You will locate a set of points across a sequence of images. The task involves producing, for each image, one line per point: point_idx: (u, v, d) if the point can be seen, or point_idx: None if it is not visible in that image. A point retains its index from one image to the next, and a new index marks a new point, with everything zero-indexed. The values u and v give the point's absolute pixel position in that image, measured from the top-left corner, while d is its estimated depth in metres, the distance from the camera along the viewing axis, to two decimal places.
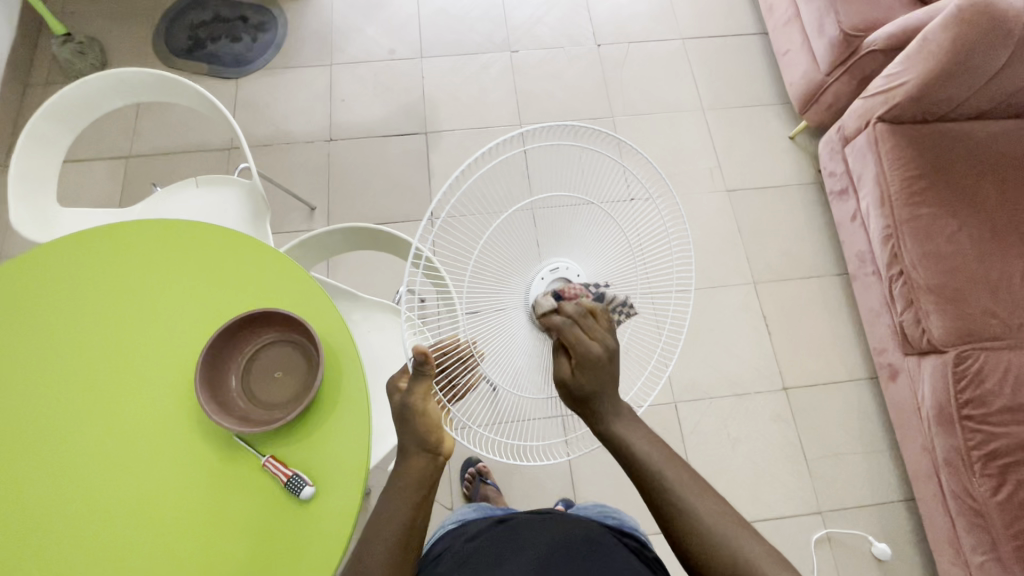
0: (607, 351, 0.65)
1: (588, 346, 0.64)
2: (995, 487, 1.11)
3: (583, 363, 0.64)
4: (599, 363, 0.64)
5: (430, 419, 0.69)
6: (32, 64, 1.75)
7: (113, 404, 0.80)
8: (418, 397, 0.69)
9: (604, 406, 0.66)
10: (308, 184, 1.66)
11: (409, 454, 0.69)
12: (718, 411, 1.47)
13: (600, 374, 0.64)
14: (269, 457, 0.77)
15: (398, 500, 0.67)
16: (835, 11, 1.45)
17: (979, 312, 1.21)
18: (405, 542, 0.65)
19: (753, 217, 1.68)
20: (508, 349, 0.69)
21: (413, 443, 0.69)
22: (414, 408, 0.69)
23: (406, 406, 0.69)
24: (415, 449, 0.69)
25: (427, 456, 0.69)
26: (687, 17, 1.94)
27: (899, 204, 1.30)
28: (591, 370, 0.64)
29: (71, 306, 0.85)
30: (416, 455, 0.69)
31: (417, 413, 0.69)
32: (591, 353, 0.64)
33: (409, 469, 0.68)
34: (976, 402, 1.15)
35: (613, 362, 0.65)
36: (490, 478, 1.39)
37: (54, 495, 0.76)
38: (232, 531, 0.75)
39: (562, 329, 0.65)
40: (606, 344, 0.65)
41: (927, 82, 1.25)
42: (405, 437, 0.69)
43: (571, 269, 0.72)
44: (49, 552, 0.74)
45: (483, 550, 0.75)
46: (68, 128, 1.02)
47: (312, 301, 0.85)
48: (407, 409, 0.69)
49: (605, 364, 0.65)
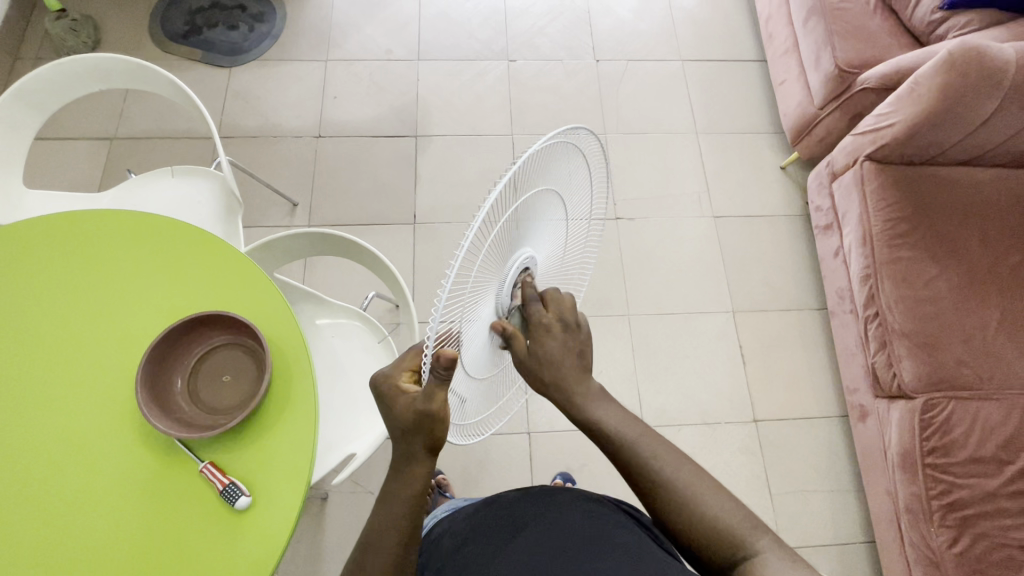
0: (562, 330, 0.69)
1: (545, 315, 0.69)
2: (952, 539, 1.10)
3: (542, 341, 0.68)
4: (551, 332, 0.68)
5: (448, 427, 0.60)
6: (24, 37, 1.74)
7: (46, 409, 0.77)
8: (439, 405, 0.58)
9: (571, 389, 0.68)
10: (291, 180, 1.65)
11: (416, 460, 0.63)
12: (687, 438, 1.45)
13: (556, 346, 0.68)
14: (207, 463, 0.74)
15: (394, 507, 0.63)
16: (831, 46, 1.45)
17: (951, 360, 1.20)
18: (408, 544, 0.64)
19: (738, 245, 1.67)
20: (476, 356, 0.66)
21: (423, 447, 0.62)
22: (435, 418, 0.59)
23: (422, 414, 0.59)
24: (422, 452, 0.62)
25: (431, 458, 0.64)
26: (689, 39, 1.94)
27: (881, 244, 1.29)
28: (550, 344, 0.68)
29: (22, 293, 0.83)
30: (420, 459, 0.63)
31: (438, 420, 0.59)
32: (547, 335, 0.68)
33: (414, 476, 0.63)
34: (941, 451, 1.14)
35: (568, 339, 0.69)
36: (448, 491, 1.37)
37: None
38: (164, 536, 0.72)
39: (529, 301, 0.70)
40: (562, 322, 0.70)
41: (916, 125, 1.24)
42: (411, 443, 0.62)
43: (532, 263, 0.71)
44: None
45: (482, 539, 0.70)
46: (38, 110, 1.01)
47: (267, 306, 0.83)
48: (424, 418, 0.59)
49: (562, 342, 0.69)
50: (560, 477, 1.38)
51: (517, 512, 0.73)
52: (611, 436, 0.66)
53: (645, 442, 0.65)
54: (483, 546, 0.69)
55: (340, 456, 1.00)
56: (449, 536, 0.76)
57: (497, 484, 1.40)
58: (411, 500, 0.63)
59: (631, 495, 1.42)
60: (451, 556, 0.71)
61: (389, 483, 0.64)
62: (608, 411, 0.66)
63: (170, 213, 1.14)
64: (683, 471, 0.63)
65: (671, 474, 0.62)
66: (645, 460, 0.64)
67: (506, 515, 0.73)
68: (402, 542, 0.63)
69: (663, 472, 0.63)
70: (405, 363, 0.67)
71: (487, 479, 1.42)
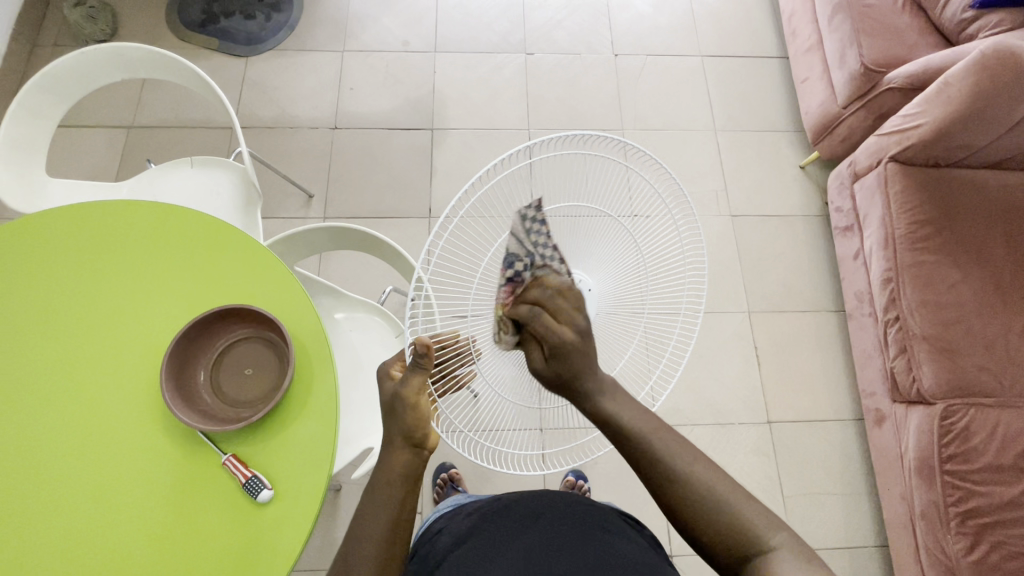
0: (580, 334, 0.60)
1: (560, 335, 0.59)
2: (969, 547, 1.09)
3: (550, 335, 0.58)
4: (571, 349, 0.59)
5: (419, 415, 0.64)
6: (42, 25, 1.74)
7: (73, 399, 0.78)
8: (412, 387, 0.64)
9: (585, 386, 0.61)
10: (308, 171, 1.64)
11: (395, 445, 0.64)
12: (700, 438, 1.45)
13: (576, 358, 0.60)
14: (230, 455, 0.75)
15: (382, 495, 0.62)
16: (857, 44, 1.42)
17: (973, 366, 1.18)
18: (392, 535, 0.61)
19: (755, 245, 1.65)
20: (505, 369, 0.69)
21: (400, 435, 0.64)
22: (406, 400, 0.63)
23: (397, 396, 0.64)
24: (400, 442, 0.64)
25: (411, 449, 0.64)
26: (709, 34, 1.91)
27: (902, 247, 1.27)
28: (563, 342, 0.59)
29: (52, 282, 0.83)
30: (402, 447, 0.64)
31: (408, 407, 0.63)
32: (564, 336, 0.59)
33: (393, 462, 0.63)
34: (960, 458, 1.13)
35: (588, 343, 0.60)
36: (461, 486, 1.36)
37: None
38: (190, 524, 0.73)
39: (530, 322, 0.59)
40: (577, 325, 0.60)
41: (944, 127, 1.22)
42: (390, 429, 0.64)
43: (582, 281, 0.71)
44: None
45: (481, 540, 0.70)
46: (62, 99, 1.01)
47: (289, 299, 0.83)
48: (397, 400, 0.64)
49: (579, 348, 0.60)
50: (572, 475, 1.38)
51: (515, 512, 0.72)
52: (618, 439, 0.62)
53: (656, 434, 0.61)
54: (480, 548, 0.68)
55: (356, 449, 1.01)
56: (446, 534, 0.75)
57: (509, 481, 1.41)
58: (397, 487, 0.62)
59: (642, 493, 1.42)
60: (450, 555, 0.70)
61: (373, 475, 0.64)
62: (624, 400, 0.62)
63: (190, 202, 1.14)
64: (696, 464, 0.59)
65: (685, 464, 0.59)
66: (659, 456, 0.60)
67: (503, 514, 0.73)
68: (389, 527, 0.61)
69: (676, 459, 0.60)
70: (398, 354, 0.71)
71: (499, 475, 1.42)
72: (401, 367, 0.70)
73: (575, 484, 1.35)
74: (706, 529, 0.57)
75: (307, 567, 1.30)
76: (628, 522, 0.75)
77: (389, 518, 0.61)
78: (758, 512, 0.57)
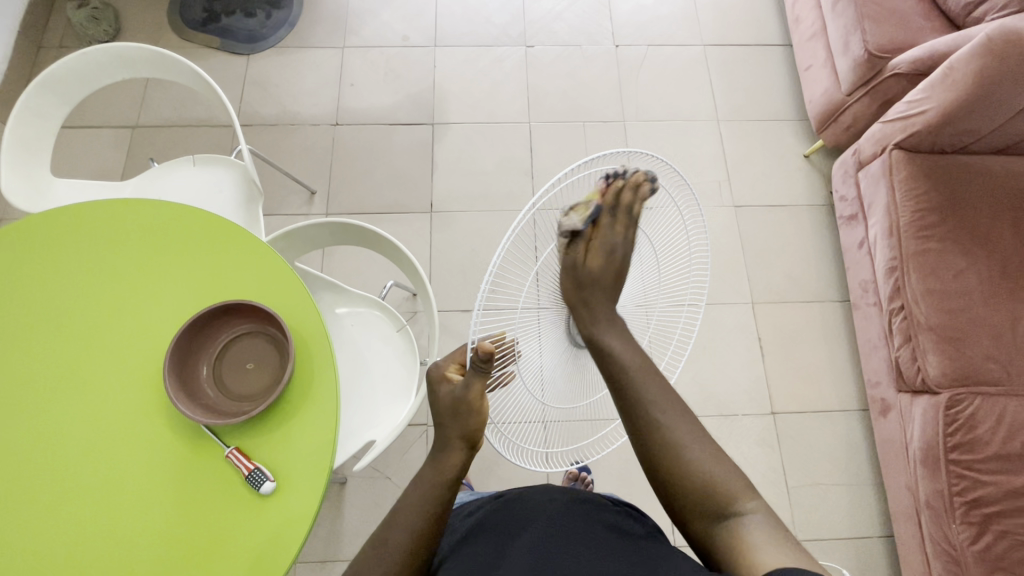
0: (622, 251, 0.65)
1: (610, 238, 0.64)
2: (974, 536, 1.09)
3: (603, 238, 0.63)
4: (610, 261, 0.64)
5: (483, 418, 0.65)
6: (47, 27, 1.76)
7: (81, 397, 0.79)
8: (475, 392, 0.63)
9: (604, 311, 0.64)
10: (309, 168, 1.65)
11: (449, 446, 0.66)
12: (704, 429, 1.45)
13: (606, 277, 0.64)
14: (233, 448, 0.76)
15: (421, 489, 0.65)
16: (862, 29, 1.39)
17: (979, 355, 1.17)
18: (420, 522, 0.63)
19: (758, 235, 1.64)
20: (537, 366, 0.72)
21: (458, 437, 0.66)
22: (471, 405, 0.64)
23: (459, 400, 0.64)
24: (458, 441, 0.65)
25: (466, 448, 0.66)
26: (712, 22, 1.89)
27: (908, 236, 1.25)
28: (606, 249, 0.64)
29: (59, 282, 0.85)
30: (455, 448, 0.66)
31: (473, 410, 0.64)
32: (612, 236, 0.64)
33: (448, 462, 0.65)
34: (965, 447, 1.12)
35: (621, 270, 0.65)
36: (465, 478, 1.36)
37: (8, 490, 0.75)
38: (198, 518, 0.74)
39: (606, 208, 0.64)
40: (624, 249, 0.65)
41: (949, 113, 1.20)
42: (448, 429, 0.65)
43: None
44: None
45: (485, 541, 0.69)
46: (64, 100, 1.02)
47: (289, 294, 0.84)
48: (460, 404, 0.64)
49: (617, 261, 0.64)
50: (576, 467, 1.39)
51: (519, 512, 0.72)
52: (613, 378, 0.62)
53: (644, 381, 0.61)
54: (486, 546, 0.68)
55: (359, 442, 1.02)
56: (449, 533, 0.76)
57: (513, 473, 1.42)
58: (443, 487, 0.65)
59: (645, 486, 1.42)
60: (454, 553, 0.70)
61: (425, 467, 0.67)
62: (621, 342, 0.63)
63: (193, 200, 1.15)
64: (675, 418, 0.60)
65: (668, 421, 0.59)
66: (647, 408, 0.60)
67: (507, 517, 0.72)
68: (417, 516, 0.63)
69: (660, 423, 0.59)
70: (454, 354, 0.70)
71: (503, 468, 1.43)
72: (456, 369, 0.68)
73: (580, 476, 1.35)
74: (678, 488, 0.58)
75: (314, 559, 1.32)
76: (628, 513, 0.75)
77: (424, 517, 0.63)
78: (744, 480, 0.58)
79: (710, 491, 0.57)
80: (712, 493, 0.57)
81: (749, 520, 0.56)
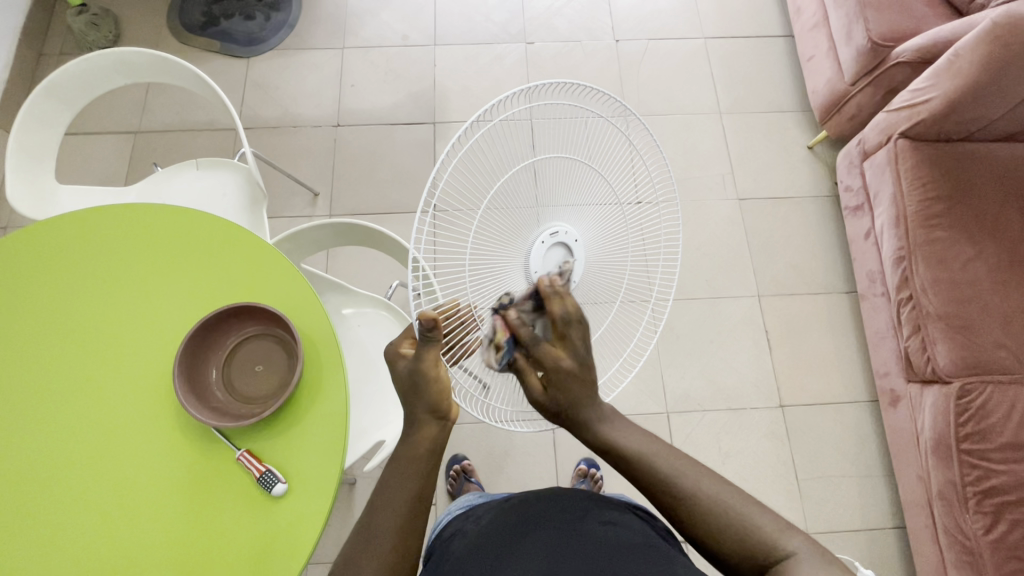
0: (579, 360, 0.65)
1: (558, 360, 0.64)
2: (988, 526, 1.08)
3: (551, 360, 0.63)
4: (572, 377, 0.64)
5: (442, 387, 0.65)
6: (47, 34, 1.76)
7: (91, 401, 0.79)
8: (430, 362, 0.65)
9: (585, 414, 0.65)
10: (312, 170, 1.65)
11: (419, 420, 0.66)
12: (712, 424, 1.45)
13: (575, 387, 0.64)
14: (244, 451, 0.76)
15: (407, 467, 0.64)
16: (864, 18, 1.38)
17: (990, 344, 1.16)
18: (416, 506, 0.63)
19: (763, 228, 1.63)
20: None
21: (425, 410, 0.66)
22: (426, 374, 0.64)
23: (416, 372, 0.65)
24: (426, 416, 0.65)
25: (438, 422, 0.66)
26: (712, 15, 1.88)
27: (915, 225, 1.25)
28: (563, 366, 0.64)
29: (70, 286, 0.85)
30: (426, 422, 0.66)
31: (429, 380, 0.64)
32: (562, 360, 0.64)
33: (421, 437, 0.65)
34: (977, 436, 1.11)
35: (586, 373, 0.65)
36: (475, 477, 1.38)
37: (16, 496, 0.75)
38: (211, 519, 0.74)
39: (534, 340, 0.64)
40: (577, 354, 0.65)
41: (954, 100, 1.19)
42: (415, 405, 0.66)
43: (569, 234, 0.73)
44: (9, 554, 0.73)
45: (493, 544, 0.69)
46: (66, 107, 1.02)
47: (297, 296, 0.84)
48: (417, 376, 0.65)
49: (576, 373, 0.64)
50: (585, 464, 1.39)
51: (527, 517, 0.71)
52: (625, 456, 0.64)
53: (658, 459, 0.64)
54: (494, 551, 0.68)
55: (369, 442, 1.02)
56: (458, 535, 0.76)
57: (521, 471, 1.42)
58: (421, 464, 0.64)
59: None
60: (462, 554, 0.70)
61: (397, 448, 0.66)
62: (624, 427, 0.66)
63: (197, 205, 1.15)
64: (704, 481, 0.62)
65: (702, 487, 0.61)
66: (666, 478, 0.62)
67: (515, 520, 0.72)
68: (412, 502, 0.63)
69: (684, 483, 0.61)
70: (405, 331, 0.71)
71: (511, 466, 1.43)
72: (410, 343, 0.69)
73: (588, 472, 1.36)
74: (726, 548, 0.59)
75: (324, 560, 1.32)
76: (640, 515, 0.75)
77: (415, 485, 0.64)
78: (779, 521, 0.59)
79: (752, 546, 0.58)
80: (756, 548, 0.57)
81: (797, 562, 0.55)
